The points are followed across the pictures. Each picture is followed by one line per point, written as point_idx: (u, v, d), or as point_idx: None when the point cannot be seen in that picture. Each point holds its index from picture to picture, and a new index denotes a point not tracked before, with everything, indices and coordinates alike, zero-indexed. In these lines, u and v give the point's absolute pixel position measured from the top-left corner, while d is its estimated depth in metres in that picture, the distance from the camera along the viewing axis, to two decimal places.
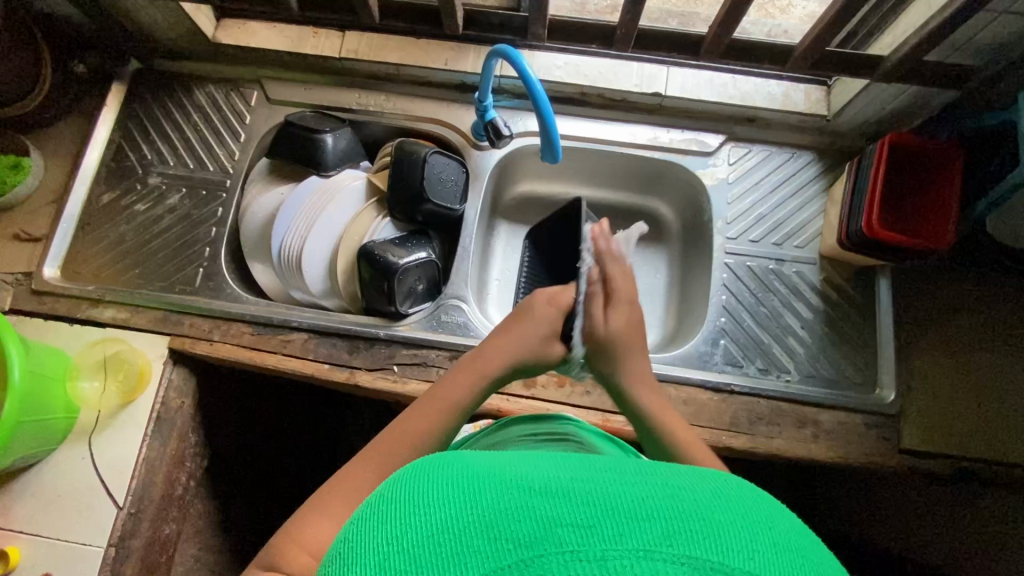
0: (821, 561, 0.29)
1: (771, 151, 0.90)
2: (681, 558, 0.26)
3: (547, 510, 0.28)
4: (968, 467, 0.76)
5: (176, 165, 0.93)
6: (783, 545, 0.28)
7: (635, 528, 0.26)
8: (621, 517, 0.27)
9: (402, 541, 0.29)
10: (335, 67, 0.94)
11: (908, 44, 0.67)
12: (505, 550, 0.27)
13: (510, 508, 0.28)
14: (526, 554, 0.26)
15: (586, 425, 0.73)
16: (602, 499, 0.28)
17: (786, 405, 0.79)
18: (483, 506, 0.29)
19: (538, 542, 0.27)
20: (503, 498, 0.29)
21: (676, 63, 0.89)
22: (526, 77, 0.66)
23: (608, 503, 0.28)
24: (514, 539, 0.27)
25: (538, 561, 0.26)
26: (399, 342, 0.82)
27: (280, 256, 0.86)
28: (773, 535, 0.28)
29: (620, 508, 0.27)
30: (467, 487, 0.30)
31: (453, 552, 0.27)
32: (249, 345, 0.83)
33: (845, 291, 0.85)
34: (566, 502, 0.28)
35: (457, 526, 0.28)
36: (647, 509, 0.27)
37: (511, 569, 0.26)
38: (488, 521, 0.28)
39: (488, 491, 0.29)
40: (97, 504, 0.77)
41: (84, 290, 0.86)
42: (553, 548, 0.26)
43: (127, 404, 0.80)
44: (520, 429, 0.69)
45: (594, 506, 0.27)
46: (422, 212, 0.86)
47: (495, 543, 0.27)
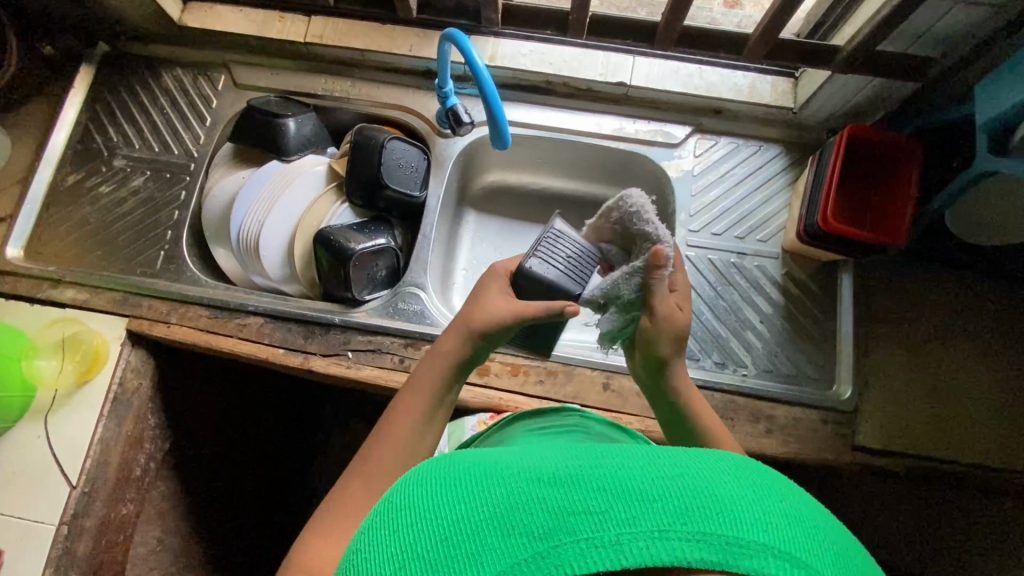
0: (825, 523, 0.31)
1: (738, 144, 0.89)
2: (694, 535, 0.28)
3: (557, 499, 0.29)
4: (923, 465, 0.75)
5: (141, 148, 0.94)
6: (793, 515, 0.30)
7: (644, 510, 0.28)
8: (629, 502, 0.29)
9: (421, 546, 0.31)
10: (301, 52, 0.94)
11: (864, 34, 0.66)
12: (521, 543, 0.29)
13: (521, 503, 0.30)
14: (542, 546, 0.28)
15: (592, 413, 0.74)
16: (610, 485, 0.29)
17: (742, 399, 0.79)
18: (495, 500, 0.30)
19: (553, 532, 0.28)
20: (514, 492, 0.30)
21: (642, 52, 0.88)
22: (472, 63, 0.66)
23: (617, 488, 0.29)
24: (528, 531, 0.29)
25: (554, 551, 0.28)
26: (355, 328, 0.82)
27: (238, 240, 0.86)
28: (783, 506, 0.30)
29: (629, 493, 0.29)
30: (477, 485, 0.32)
31: (471, 550, 0.29)
32: (204, 328, 0.83)
33: (807, 285, 0.84)
34: (573, 491, 0.29)
35: (472, 525, 0.30)
36: (656, 490, 0.29)
37: (529, 561, 0.28)
38: (500, 517, 0.30)
39: (497, 488, 0.31)
40: (50, 482, 0.78)
41: (45, 271, 0.86)
42: (568, 537, 0.28)
43: (83, 384, 0.80)
44: (528, 424, 0.70)
45: (605, 491, 0.29)
46: (383, 199, 0.86)
47: (512, 537, 0.29)
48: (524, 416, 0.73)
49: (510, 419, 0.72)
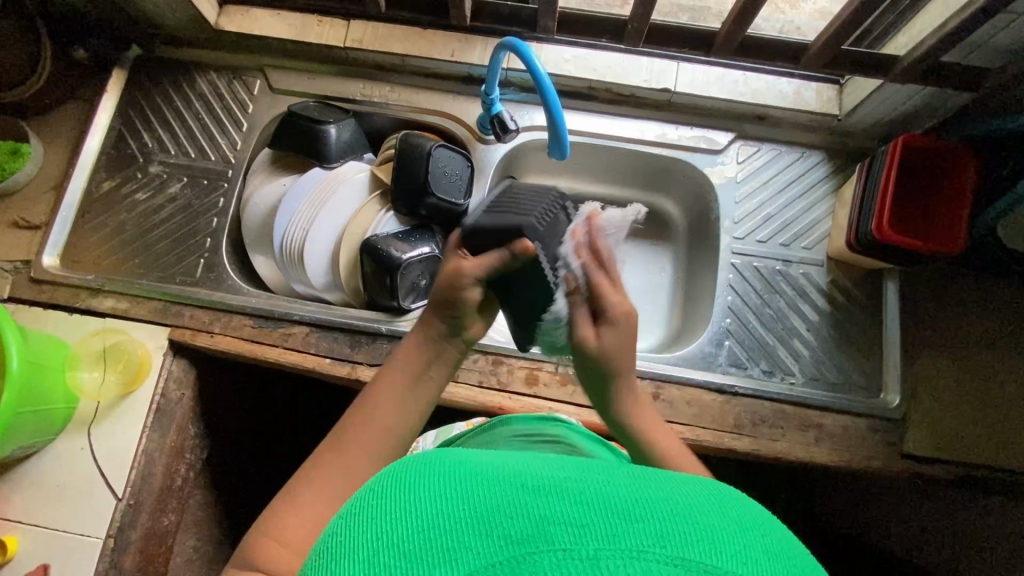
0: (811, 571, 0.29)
1: (780, 150, 0.89)
2: (675, 561, 0.26)
3: (540, 508, 0.28)
4: (971, 472, 0.76)
5: (178, 154, 0.92)
6: (775, 552, 0.28)
7: (628, 528, 0.27)
8: (613, 518, 0.27)
9: (391, 536, 0.29)
10: (339, 56, 0.93)
11: (925, 44, 0.66)
12: (497, 546, 0.27)
13: (499, 506, 0.28)
14: (519, 551, 0.26)
15: (578, 426, 0.72)
16: (596, 502, 0.28)
17: (790, 407, 0.79)
18: (476, 499, 0.29)
19: (530, 540, 0.27)
20: (496, 494, 0.29)
21: (686, 58, 0.88)
22: (535, 71, 0.66)
23: (600, 504, 0.28)
24: (505, 535, 0.27)
25: (530, 559, 0.26)
26: (402, 337, 0.82)
27: (282, 248, 0.85)
28: (765, 542, 0.29)
29: (613, 510, 0.28)
30: (458, 483, 0.31)
31: (446, 547, 0.27)
32: (250, 338, 0.82)
33: (852, 293, 0.84)
34: (557, 502, 0.28)
35: (449, 521, 0.28)
36: (640, 511, 0.28)
37: (501, 566, 0.26)
38: (479, 517, 0.28)
39: (479, 488, 0.30)
40: (97, 495, 0.77)
41: (84, 280, 0.85)
42: (546, 546, 0.26)
43: (127, 395, 0.79)
44: (508, 430, 0.69)
45: (587, 506, 0.28)
46: (425, 206, 0.85)
47: (487, 539, 0.27)
48: (509, 422, 0.72)
49: (497, 422, 0.72)
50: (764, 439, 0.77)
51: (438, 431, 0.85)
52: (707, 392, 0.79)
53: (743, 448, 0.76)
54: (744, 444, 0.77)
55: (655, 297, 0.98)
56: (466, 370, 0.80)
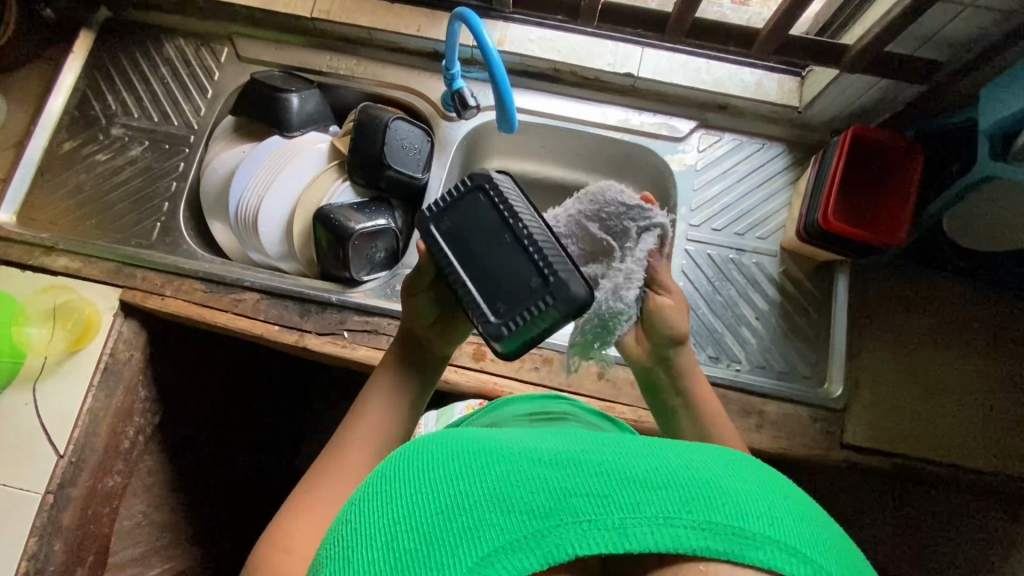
0: (825, 520, 0.34)
1: (742, 141, 0.90)
2: (700, 524, 0.30)
3: (559, 481, 0.32)
4: (907, 464, 0.76)
5: (140, 117, 0.92)
6: (799, 512, 0.33)
7: (650, 498, 0.31)
8: (635, 488, 0.31)
9: (416, 517, 0.32)
10: (307, 27, 0.93)
11: (873, 33, 0.66)
12: (521, 521, 0.31)
13: (523, 482, 0.32)
14: (542, 525, 0.30)
15: (580, 402, 0.75)
16: (618, 474, 0.32)
17: (734, 393, 0.79)
18: (497, 477, 0.33)
19: (554, 512, 0.31)
20: (518, 472, 0.32)
21: (651, 44, 0.88)
22: (483, 44, 0.66)
23: (621, 476, 0.32)
24: (528, 510, 0.31)
25: (558, 529, 0.30)
26: (352, 308, 0.82)
27: (236, 214, 0.86)
28: (790, 503, 0.33)
29: (632, 481, 0.32)
30: (475, 463, 0.34)
31: (471, 524, 0.31)
32: (199, 302, 0.82)
33: (803, 283, 0.84)
34: (576, 475, 0.32)
35: (471, 501, 0.32)
36: (660, 480, 0.32)
37: (530, 537, 0.30)
38: (502, 495, 0.32)
39: (498, 467, 0.33)
40: (38, 450, 0.77)
41: (38, 238, 0.85)
42: (571, 518, 0.30)
43: (74, 352, 0.79)
44: (517, 408, 0.72)
45: (607, 479, 0.32)
46: (384, 179, 0.85)
47: (512, 514, 0.31)
48: (511, 403, 0.73)
49: (498, 404, 0.73)
50: None
51: (439, 412, 0.87)
52: None
53: None
54: None
55: None
56: None
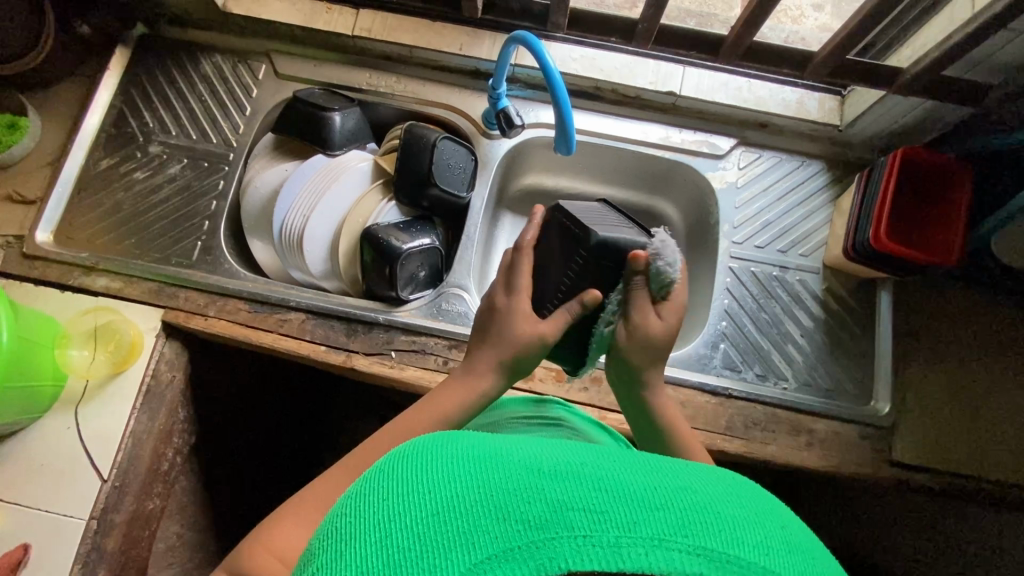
0: (827, 565, 0.30)
1: (781, 158, 0.90)
2: (693, 549, 0.26)
3: (554, 493, 0.28)
4: (955, 482, 0.77)
5: (178, 135, 0.91)
6: (798, 547, 0.29)
7: (647, 516, 0.27)
8: (631, 505, 0.28)
9: (407, 518, 0.29)
10: (347, 45, 0.92)
11: (930, 57, 0.66)
12: (513, 530, 0.27)
13: (516, 489, 0.29)
14: (536, 536, 0.27)
15: (577, 409, 0.76)
16: (616, 489, 0.28)
17: (782, 411, 0.79)
18: (492, 483, 0.29)
19: (548, 524, 0.27)
20: (513, 479, 0.29)
21: (692, 63, 0.89)
22: (546, 67, 0.66)
23: (620, 491, 0.28)
24: (522, 519, 0.28)
25: (549, 543, 0.27)
26: (399, 328, 0.81)
27: (280, 234, 0.85)
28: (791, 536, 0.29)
29: (632, 497, 0.28)
30: (474, 468, 0.31)
31: (463, 529, 0.28)
32: (245, 322, 0.82)
33: (847, 302, 0.85)
34: (574, 487, 0.28)
35: (464, 505, 0.29)
36: (660, 500, 0.28)
37: (521, 550, 0.27)
38: (496, 500, 0.28)
39: (495, 473, 0.30)
40: (82, 475, 0.76)
41: (78, 257, 0.84)
42: (565, 531, 0.27)
43: (117, 375, 0.78)
44: (513, 410, 0.72)
45: (606, 492, 0.28)
46: (427, 197, 0.84)
47: (505, 523, 0.28)
48: (520, 401, 0.75)
49: (499, 403, 0.74)
50: (755, 442, 0.78)
51: None
52: (701, 393, 0.80)
53: (735, 450, 0.77)
54: (735, 446, 0.77)
55: None
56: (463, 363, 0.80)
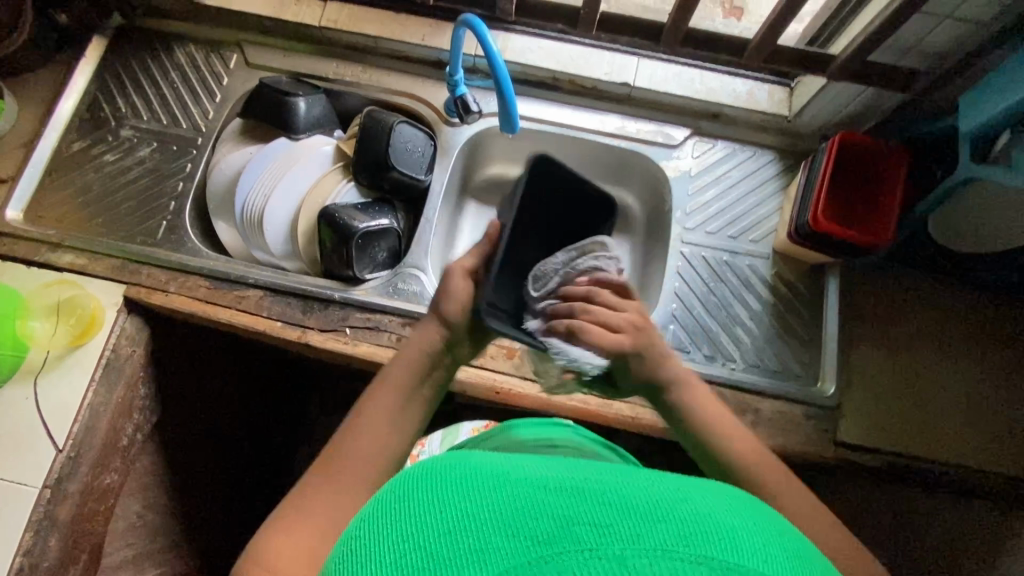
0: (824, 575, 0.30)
1: (734, 148, 0.93)
2: (696, 557, 0.26)
3: (562, 509, 0.29)
4: (898, 461, 0.78)
5: (150, 119, 0.94)
6: (789, 553, 0.30)
7: (649, 528, 0.27)
8: (635, 519, 0.28)
9: (421, 540, 0.29)
10: (315, 36, 0.95)
11: (857, 43, 0.69)
12: (523, 546, 0.27)
13: (527, 509, 0.29)
14: (545, 551, 0.26)
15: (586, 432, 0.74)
16: (619, 504, 0.29)
17: (729, 391, 0.81)
18: (505, 502, 0.29)
19: (557, 539, 0.27)
20: (524, 498, 0.30)
21: (646, 55, 0.92)
22: (488, 51, 0.69)
23: (623, 506, 0.29)
24: (532, 535, 0.27)
25: (558, 557, 0.26)
26: (354, 306, 0.83)
27: (242, 214, 0.87)
28: (781, 544, 0.30)
29: (635, 512, 0.28)
30: (482, 488, 0.31)
31: (475, 547, 0.27)
32: (203, 298, 0.84)
33: (795, 286, 0.87)
34: (580, 504, 0.29)
35: (476, 523, 0.29)
36: (660, 513, 0.28)
37: (531, 566, 0.26)
38: (508, 518, 0.28)
39: (504, 492, 0.30)
40: (37, 444, 0.77)
41: (45, 234, 0.86)
42: (573, 545, 0.26)
43: (77, 347, 0.80)
44: (519, 433, 0.71)
45: (610, 508, 0.28)
46: (387, 180, 0.87)
47: (514, 539, 0.27)
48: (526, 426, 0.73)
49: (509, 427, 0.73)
50: None
51: (444, 434, 0.88)
52: None
53: None
54: None
55: None
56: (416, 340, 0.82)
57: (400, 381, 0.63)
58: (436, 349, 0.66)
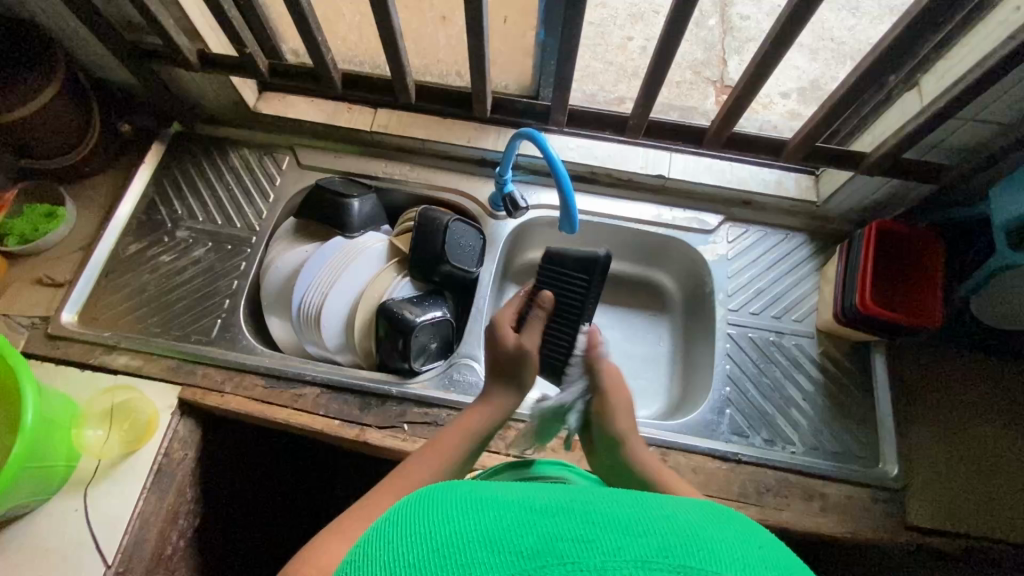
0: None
1: (767, 232, 0.97)
2: (675, 567, 0.27)
3: (548, 527, 0.30)
4: (973, 545, 0.77)
5: (205, 220, 0.98)
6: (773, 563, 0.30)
7: (630, 541, 0.29)
8: (615, 532, 0.29)
9: (412, 558, 0.30)
10: (364, 139, 1.01)
11: (888, 143, 0.75)
12: (509, 560, 0.28)
13: (512, 526, 0.31)
14: (531, 566, 0.28)
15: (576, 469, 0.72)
16: (601, 519, 0.30)
17: (793, 477, 0.80)
18: (491, 521, 0.31)
19: (540, 554, 0.28)
20: (510, 517, 0.31)
21: (678, 150, 0.98)
22: (550, 158, 0.74)
23: (605, 520, 0.30)
24: (517, 550, 0.29)
25: (542, 571, 0.28)
26: (412, 400, 0.83)
27: (298, 311, 0.89)
28: (767, 556, 0.31)
29: (618, 526, 0.30)
30: (469, 508, 0.33)
31: (462, 562, 0.29)
32: (260, 398, 0.83)
33: (843, 365, 0.88)
34: (564, 522, 0.30)
35: (463, 541, 0.30)
36: (641, 527, 0.30)
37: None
38: (493, 537, 0.30)
39: (493, 512, 0.32)
40: (85, 560, 0.74)
41: (100, 337, 0.87)
42: (556, 560, 0.28)
43: (129, 454, 0.78)
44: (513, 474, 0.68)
45: (592, 523, 0.30)
46: (439, 273, 0.90)
47: (500, 554, 0.29)
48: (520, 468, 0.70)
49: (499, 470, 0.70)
50: (769, 509, 0.78)
51: None
52: (711, 459, 0.81)
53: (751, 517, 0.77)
54: (750, 513, 0.78)
55: (654, 365, 1.02)
56: None
57: (474, 430, 0.67)
58: (508, 413, 0.70)
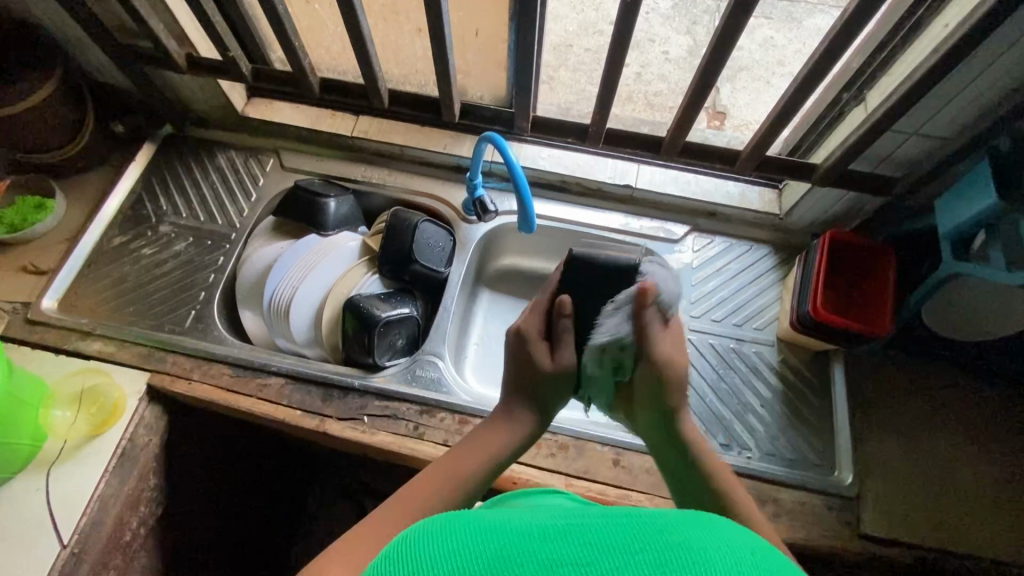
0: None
1: (731, 243, 1.00)
2: None
3: (550, 554, 0.33)
4: (926, 555, 0.76)
5: (188, 216, 1.02)
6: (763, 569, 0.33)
7: (628, 560, 0.32)
8: (615, 553, 0.32)
9: None
10: (346, 144, 1.05)
11: (836, 155, 0.78)
12: None
13: (517, 555, 0.33)
14: None
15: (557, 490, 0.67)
16: (598, 542, 0.33)
17: (747, 481, 0.81)
18: (499, 551, 0.34)
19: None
20: (516, 548, 0.34)
21: (646, 161, 1.02)
22: (509, 162, 0.78)
23: (604, 545, 0.33)
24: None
25: None
26: (373, 393, 0.85)
27: (270, 304, 0.92)
28: (757, 562, 0.33)
29: (614, 547, 0.33)
30: (476, 540, 0.35)
31: None
32: (226, 386, 0.86)
33: (802, 373, 0.89)
34: (566, 550, 0.33)
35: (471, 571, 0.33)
36: (636, 545, 0.33)
37: None
38: (501, 564, 0.33)
39: (496, 542, 0.35)
40: (41, 538, 0.75)
41: (77, 323, 0.90)
42: None
43: (94, 436, 0.80)
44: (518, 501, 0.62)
45: (591, 546, 0.33)
46: (409, 272, 0.93)
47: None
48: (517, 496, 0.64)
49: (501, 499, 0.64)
50: None
51: None
52: None
53: None
54: None
55: None
56: (432, 428, 0.83)
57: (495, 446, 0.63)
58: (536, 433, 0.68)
